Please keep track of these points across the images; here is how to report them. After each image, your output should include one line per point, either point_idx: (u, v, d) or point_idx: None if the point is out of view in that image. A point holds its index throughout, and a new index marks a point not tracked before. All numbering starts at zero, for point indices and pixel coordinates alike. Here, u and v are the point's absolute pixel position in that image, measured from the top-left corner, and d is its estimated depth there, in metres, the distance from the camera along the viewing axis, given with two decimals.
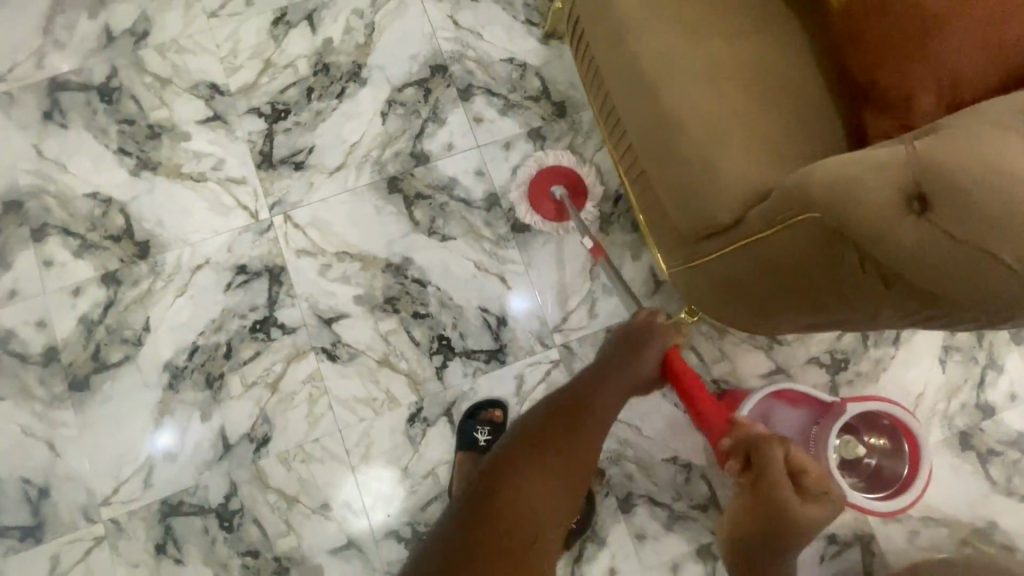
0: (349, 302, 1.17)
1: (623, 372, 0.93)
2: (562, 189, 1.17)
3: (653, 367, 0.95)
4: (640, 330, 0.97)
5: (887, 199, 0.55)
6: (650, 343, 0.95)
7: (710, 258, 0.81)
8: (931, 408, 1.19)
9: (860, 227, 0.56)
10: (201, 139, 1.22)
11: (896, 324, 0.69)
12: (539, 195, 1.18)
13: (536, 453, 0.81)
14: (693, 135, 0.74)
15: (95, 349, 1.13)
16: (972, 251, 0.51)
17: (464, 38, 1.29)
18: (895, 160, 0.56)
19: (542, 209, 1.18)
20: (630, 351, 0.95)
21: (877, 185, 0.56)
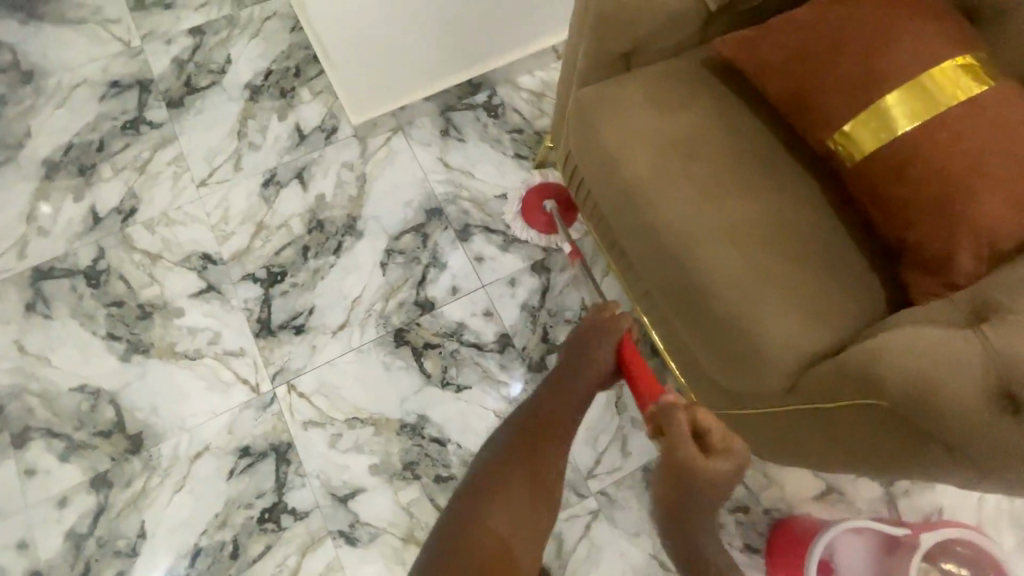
0: (365, 474, 1.08)
1: (579, 371, 0.82)
2: (551, 201, 1.24)
3: (609, 356, 0.83)
4: (593, 321, 0.85)
5: (970, 397, 0.52)
6: (603, 334, 0.83)
7: (756, 414, 0.77)
8: (998, 510, 1.11)
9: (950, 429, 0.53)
10: (195, 313, 1.17)
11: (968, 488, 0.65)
12: (530, 203, 1.25)
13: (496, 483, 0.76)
14: (725, 299, 0.72)
15: (85, 567, 1.01)
16: None
17: (457, 178, 1.30)
18: (972, 355, 0.53)
19: (533, 221, 1.24)
20: (587, 342, 0.84)
21: (959, 384, 0.53)
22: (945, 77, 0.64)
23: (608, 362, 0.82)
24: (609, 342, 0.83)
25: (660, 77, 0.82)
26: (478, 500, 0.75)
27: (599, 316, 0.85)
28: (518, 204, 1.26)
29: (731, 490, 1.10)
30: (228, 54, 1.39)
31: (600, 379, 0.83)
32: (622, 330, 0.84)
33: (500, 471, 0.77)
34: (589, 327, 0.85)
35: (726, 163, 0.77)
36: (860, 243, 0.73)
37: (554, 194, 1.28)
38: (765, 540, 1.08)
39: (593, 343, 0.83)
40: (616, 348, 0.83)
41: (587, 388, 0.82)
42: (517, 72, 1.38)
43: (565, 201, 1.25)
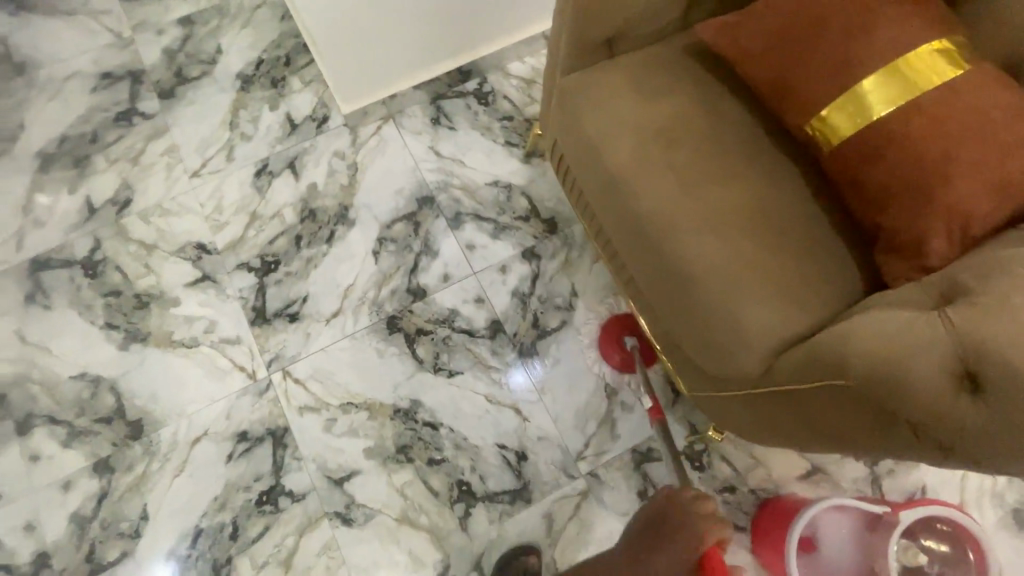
0: (359, 457, 1.11)
1: (655, 548, 0.78)
2: (631, 338, 1.14)
3: (692, 564, 0.71)
4: (669, 511, 0.79)
5: (935, 376, 0.54)
6: (678, 534, 0.75)
7: (735, 397, 0.78)
8: (979, 487, 1.14)
9: (915, 409, 0.54)
10: (191, 302, 1.19)
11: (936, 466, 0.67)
12: (607, 337, 1.17)
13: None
14: (704, 284, 0.73)
15: (89, 549, 1.05)
16: None
17: (448, 166, 1.31)
18: (939, 335, 0.55)
19: (610, 359, 1.16)
20: (653, 540, 0.80)
21: (925, 364, 0.54)
22: (923, 63, 0.65)
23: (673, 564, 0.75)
24: (696, 547, 0.71)
25: (644, 64, 0.83)
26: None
27: (693, 496, 0.79)
28: (595, 336, 1.19)
29: (718, 470, 1.13)
30: (219, 43, 1.39)
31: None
32: (709, 541, 0.71)
33: None
34: (663, 515, 0.80)
35: (708, 149, 0.78)
36: (838, 228, 0.74)
37: (633, 330, 1.17)
38: (750, 518, 1.11)
39: (662, 533, 0.79)
40: (697, 560, 0.71)
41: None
42: (507, 59, 1.38)
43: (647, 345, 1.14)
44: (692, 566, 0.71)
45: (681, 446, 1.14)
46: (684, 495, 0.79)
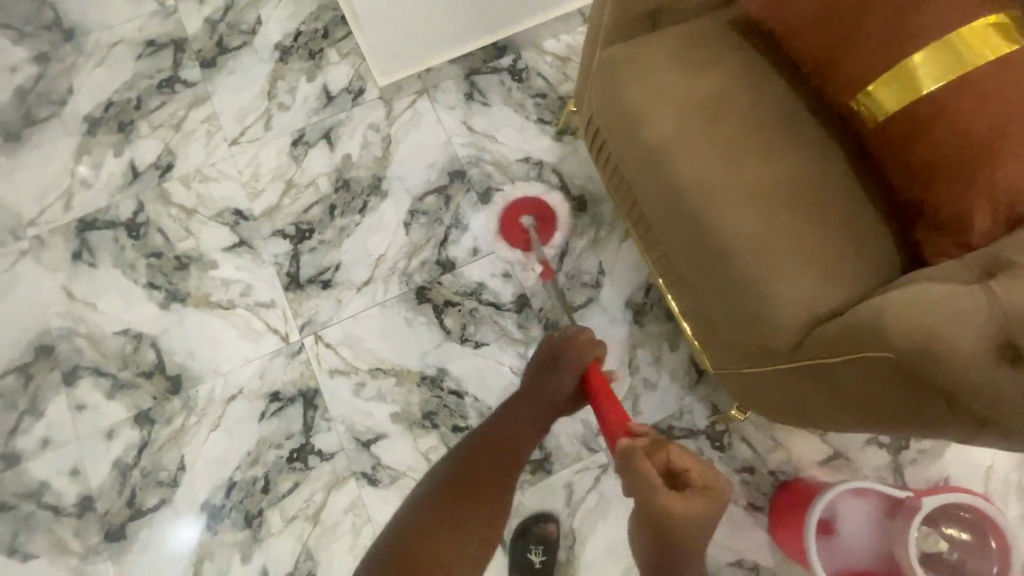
0: (386, 421, 1.14)
1: (536, 397, 0.88)
2: (529, 218, 1.18)
3: (573, 383, 0.86)
4: (566, 346, 0.87)
5: (973, 346, 0.54)
6: (564, 362, 0.86)
7: (765, 371, 0.79)
8: (1005, 482, 1.13)
9: (951, 378, 0.55)
10: (229, 266, 1.23)
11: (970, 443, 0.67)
12: (507, 228, 1.19)
13: (481, 483, 0.80)
14: (739, 256, 0.74)
15: (130, 495, 1.10)
16: None
17: (480, 142, 1.32)
18: (980, 307, 0.55)
19: (512, 238, 1.18)
20: (543, 374, 0.88)
21: (963, 335, 0.55)
22: (978, 37, 0.63)
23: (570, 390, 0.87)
24: (571, 372, 0.86)
25: (686, 36, 0.83)
26: (455, 500, 0.77)
27: (569, 335, 0.89)
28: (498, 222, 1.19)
29: (738, 451, 1.14)
30: (259, 14, 1.42)
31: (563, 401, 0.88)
32: (589, 362, 0.86)
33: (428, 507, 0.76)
34: (555, 350, 0.88)
35: (750, 123, 0.78)
36: (879, 205, 0.74)
37: (535, 210, 1.20)
38: (768, 500, 1.11)
39: (555, 366, 0.87)
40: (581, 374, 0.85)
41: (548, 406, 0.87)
42: (543, 36, 1.37)
43: (544, 215, 1.19)
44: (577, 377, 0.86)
45: (703, 426, 1.15)
46: (572, 333, 0.89)
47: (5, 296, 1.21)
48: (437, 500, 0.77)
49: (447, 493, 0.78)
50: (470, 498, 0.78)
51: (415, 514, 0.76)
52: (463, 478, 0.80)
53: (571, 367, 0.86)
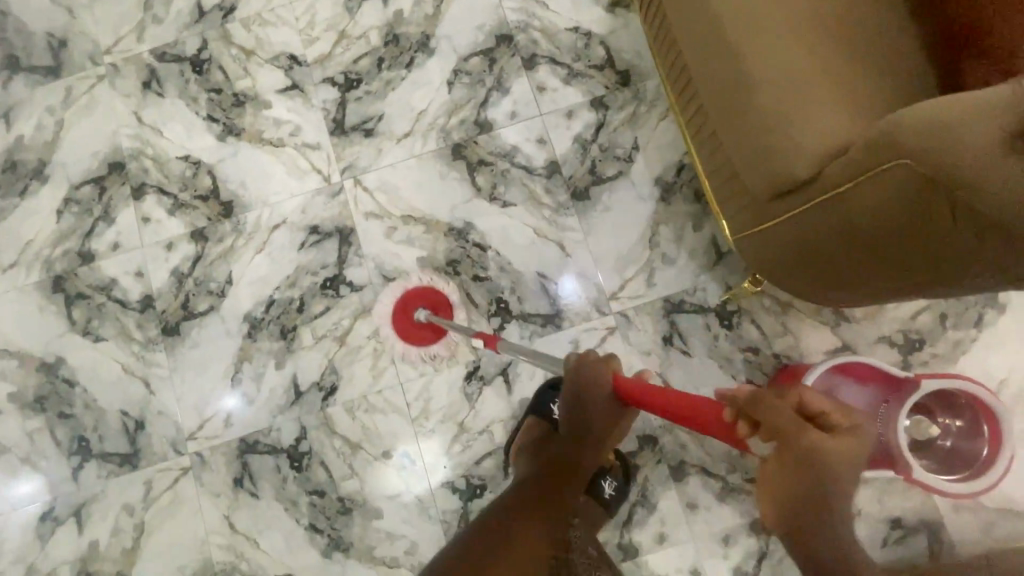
0: (412, 264, 1.23)
1: (584, 421, 0.88)
2: (421, 312, 1.16)
3: (609, 399, 0.86)
4: (582, 374, 0.85)
5: (987, 138, 0.54)
6: (595, 386, 0.84)
7: (778, 221, 0.79)
8: (1017, 394, 1.12)
9: (961, 171, 0.55)
10: (281, 107, 1.31)
11: (982, 288, 0.67)
12: (404, 323, 1.18)
13: (541, 511, 0.83)
14: (770, 87, 0.74)
15: (185, 299, 1.24)
16: None
17: (531, 7, 1.31)
18: (1000, 104, 0.55)
19: (421, 339, 1.17)
20: (581, 397, 0.86)
21: (978, 129, 0.55)
22: None
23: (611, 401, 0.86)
24: (603, 389, 0.85)
25: None
26: (523, 555, 0.77)
27: (583, 362, 0.86)
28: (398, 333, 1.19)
29: (746, 331, 1.17)
30: None
31: (609, 415, 0.87)
32: (610, 377, 0.84)
33: (495, 535, 0.79)
34: (574, 381, 0.86)
35: None
36: (911, 62, 0.76)
37: (423, 299, 1.19)
38: (767, 380, 1.15)
39: (583, 393, 0.86)
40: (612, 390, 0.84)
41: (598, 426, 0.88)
42: None
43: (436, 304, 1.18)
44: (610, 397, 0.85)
45: (714, 304, 1.18)
46: (591, 356, 0.86)
47: (85, 114, 1.33)
48: (501, 522, 0.81)
49: (506, 543, 0.78)
50: (539, 537, 0.80)
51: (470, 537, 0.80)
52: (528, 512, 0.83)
53: (602, 394, 0.85)
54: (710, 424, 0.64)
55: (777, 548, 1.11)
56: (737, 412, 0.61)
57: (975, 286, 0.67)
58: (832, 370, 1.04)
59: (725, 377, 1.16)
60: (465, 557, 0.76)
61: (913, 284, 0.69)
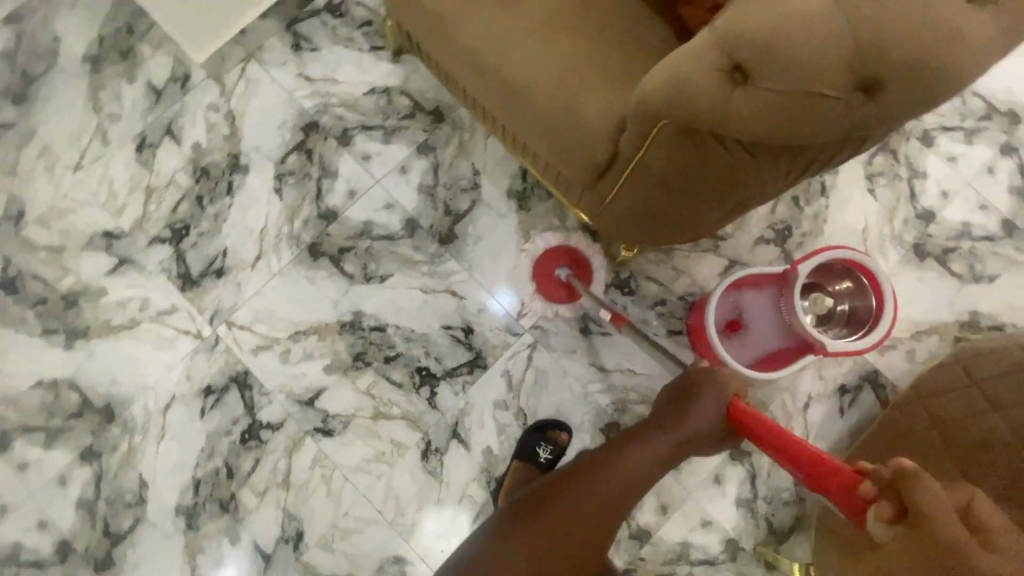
0: (322, 375, 1.19)
1: (678, 426, 0.88)
2: (562, 270, 1.21)
3: (719, 413, 0.89)
4: (695, 381, 0.92)
5: (707, 79, 0.56)
6: (707, 392, 0.90)
7: (612, 195, 0.83)
8: (879, 236, 1.26)
9: (701, 117, 0.57)
10: (119, 286, 1.22)
11: (791, 180, 0.72)
12: (541, 277, 1.22)
13: (586, 496, 0.81)
14: (541, 91, 0.78)
15: (104, 525, 1.13)
16: (801, 96, 0.53)
17: (322, 88, 1.30)
18: (705, 43, 0.56)
19: (555, 296, 1.21)
20: (685, 406, 0.90)
21: (699, 72, 0.56)
22: None
23: (712, 418, 0.89)
24: (716, 402, 0.90)
25: None
26: (563, 541, 0.78)
27: (706, 374, 0.93)
28: (532, 284, 1.22)
29: (648, 289, 1.22)
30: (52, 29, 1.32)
31: (710, 424, 0.89)
32: (728, 396, 0.90)
33: (541, 507, 0.80)
34: (686, 386, 0.92)
35: None
36: (643, 17, 0.82)
37: (566, 259, 1.23)
38: (684, 321, 1.20)
39: (690, 399, 0.90)
40: (723, 407, 0.89)
41: (691, 434, 0.88)
42: None
43: (578, 264, 1.22)
44: (721, 414, 0.89)
45: (609, 278, 1.23)
46: (716, 371, 0.93)
47: None
48: (543, 499, 0.81)
49: (548, 525, 0.78)
50: (578, 521, 0.79)
51: (509, 512, 0.82)
52: (573, 493, 0.81)
53: (709, 400, 0.90)
54: (837, 486, 0.68)
55: (762, 463, 1.17)
56: (877, 485, 0.65)
57: (781, 180, 0.70)
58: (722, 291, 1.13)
59: (650, 338, 1.21)
60: (546, 489, 0.83)
61: (731, 200, 0.74)
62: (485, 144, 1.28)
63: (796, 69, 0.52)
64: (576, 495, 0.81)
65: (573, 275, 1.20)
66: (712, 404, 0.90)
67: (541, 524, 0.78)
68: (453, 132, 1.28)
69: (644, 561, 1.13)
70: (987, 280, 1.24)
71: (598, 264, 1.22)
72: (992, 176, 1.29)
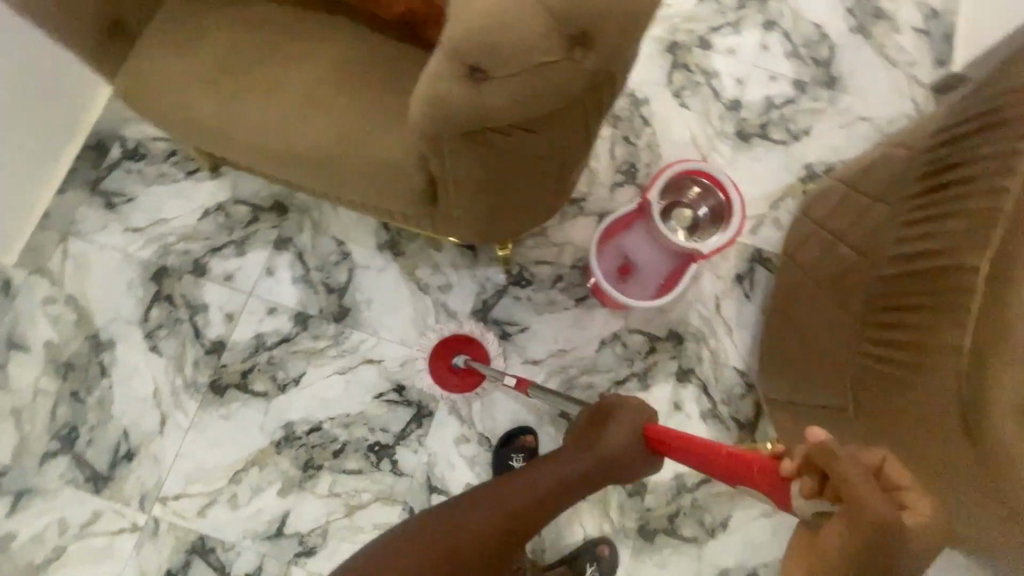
0: (279, 500, 1.14)
1: (589, 448, 0.87)
2: (459, 356, 1.20)
3: (635, 436, 0.88)
4: (610, 408, 0.93)
5: (456, 94, 0.62)
6: (620, 415, 0.90)
7: (457, 208, 0.88)
8: (707, 139, 1.40)
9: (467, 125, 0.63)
10: (29, 520, 1.13)
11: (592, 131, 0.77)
12: (442, 371, 1.20)
13: (488, 503, 0.81)
14: (345, 154, 0.82)
15: None
16: (534, 74, 0.59)
17: (155, 232, 1.26)
18: (441, 64, 0.62)
19: (448, 383, 1.19)
20: (599, 432, 0.89)
21: (447, 90, 0.62)
22: None
23: (628, 441, 0.87)
24: (631, 426, 0.89)
25: (180, 31, 0.87)
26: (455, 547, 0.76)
27: (622, 403, 0.93)
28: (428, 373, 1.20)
29: (542, 273, 1.28)
30: None
31: (626, 449, 0.87)
32: (642, 420, 0.90)
33: (439, 516, 0.80)
34: (601, 413, 0.93)
35: (275, 60, 0.85)
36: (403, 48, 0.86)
37: (463, 346, 1.23)
38: (585, 285, 1.27)
39: (605, 423, 0.90)
40: (638, 429, 0.89)
41: (604, 457, 0.86)
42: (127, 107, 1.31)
43: (473, 348, 1.22)
44: (636, 437, 0.88)
45: (505, 279, 1.27)
46: (631, 400, 0.93)
47: None
48: (442, 513, 0.81)
49: (444, 529, 0.78)
50: (472, 527, 0.78)
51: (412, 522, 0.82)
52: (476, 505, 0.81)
53: (623, 429, 0.89)
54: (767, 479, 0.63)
55: (706, 373, 1.26)
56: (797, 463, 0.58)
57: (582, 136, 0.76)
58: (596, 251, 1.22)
59: (565, 313, 1.27)
60: (440, 515, 0.80)
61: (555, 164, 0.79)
62: (337, 214, 1.28)
63: (516, 57, 0.57)
64: (471, 517, 0.79)
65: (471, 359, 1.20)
66: (628, 428, 0.89)
67: (437, 535, 0.77)
68: (303, 216, 1.28)
69: (652, 510, 1.17)
70: (804, 136, 1.40)
71: (491, 342, 1.23)
72: (768, 51, 1.46)
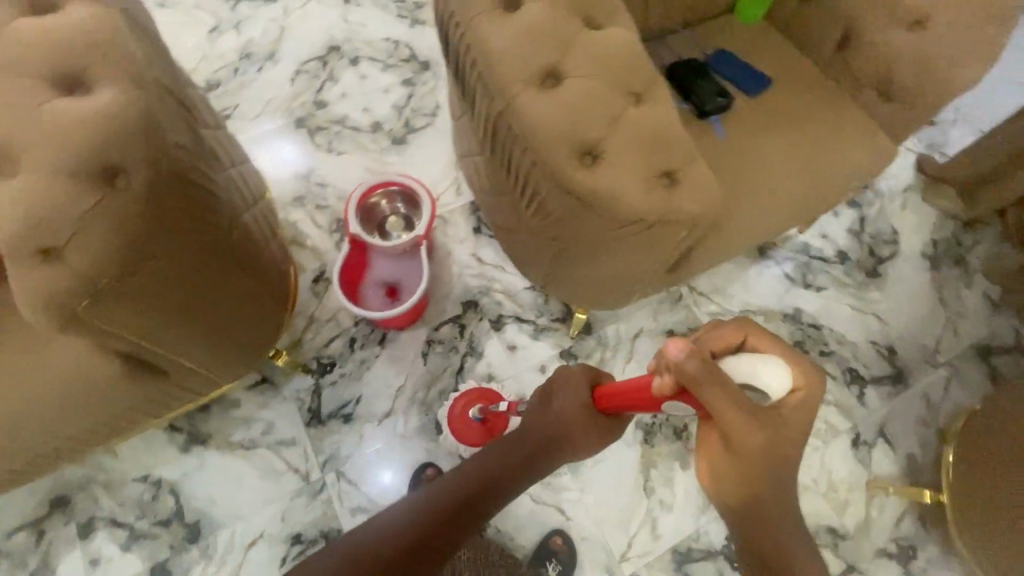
0: None
1: (545, 415, 0.98)
2: (477, 408, 1.24)
3: (582, 394, 0.97)
4: (559, 377, 1.03)
5: (41, 284, 0.69)
6: (565, 377, 1.01)
7: (180, 360, 0.92)
8: (377, 162, 1.58)
9: (72, 299, 0.70)
10: None
11: (220, 224, 0.86)
12: (461, 421, 1.25)
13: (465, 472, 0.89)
14: (42, 399, 0.86)
15: None
16: (86, 227, 0.68)
17: None
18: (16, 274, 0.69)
19: (465, 434, 1.24)
20: (553, 402, 0.99)
21: (33, 287, 0.69)
22: None
23: (574, 401, 0.96)
24: (578, 385, 0.98)
25: None
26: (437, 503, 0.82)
27: (566, 370, 1.04)
28: (447, 419, 1.26)
29: (336, 348, 1.34)
30: None
31: (576, 407, 0.96)
32: (588, 380, 0.99)
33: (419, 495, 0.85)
34: (552, 385, 1.04)
35: None
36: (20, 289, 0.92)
37: (484, 399, 1.27)
38: (377, 328, 1.35)
39: (554, 393, 1.01)
40: (585, 387, 0.98)
41: (557, 417, 0.97)
42: None
43: (488, 401, 1.26)
44: (586, 394, 0.97)
45: (312, 379, 1.31)
46: (578, 365, 1.03)
47: None
48: (427, 491, 0.86)
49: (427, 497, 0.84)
50: (449, 487, 0.85)
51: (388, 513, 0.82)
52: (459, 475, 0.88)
53: (568, 400, 0.97)
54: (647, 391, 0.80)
55: (512, 309, 1.41)
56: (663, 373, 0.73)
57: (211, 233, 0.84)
58: (358, 304, 1.33)
59: (379, 361, 1.34)
60: (419, 496, 0.85)
61: (224, 264, 0.88)
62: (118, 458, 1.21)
63: (58, 226, 0.67)
64: (451, 484, 0.86)
65: (486, 407, 1.24)
66: (578, 387, 0.98)
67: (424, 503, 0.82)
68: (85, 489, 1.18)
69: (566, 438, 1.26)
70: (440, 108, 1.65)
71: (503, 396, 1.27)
72: (368, 76, 1.69)
